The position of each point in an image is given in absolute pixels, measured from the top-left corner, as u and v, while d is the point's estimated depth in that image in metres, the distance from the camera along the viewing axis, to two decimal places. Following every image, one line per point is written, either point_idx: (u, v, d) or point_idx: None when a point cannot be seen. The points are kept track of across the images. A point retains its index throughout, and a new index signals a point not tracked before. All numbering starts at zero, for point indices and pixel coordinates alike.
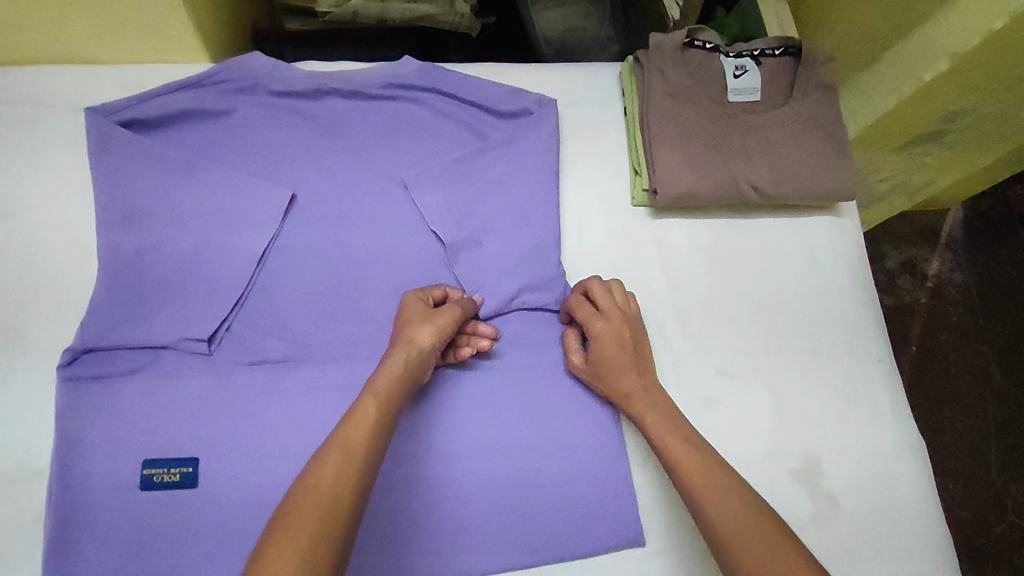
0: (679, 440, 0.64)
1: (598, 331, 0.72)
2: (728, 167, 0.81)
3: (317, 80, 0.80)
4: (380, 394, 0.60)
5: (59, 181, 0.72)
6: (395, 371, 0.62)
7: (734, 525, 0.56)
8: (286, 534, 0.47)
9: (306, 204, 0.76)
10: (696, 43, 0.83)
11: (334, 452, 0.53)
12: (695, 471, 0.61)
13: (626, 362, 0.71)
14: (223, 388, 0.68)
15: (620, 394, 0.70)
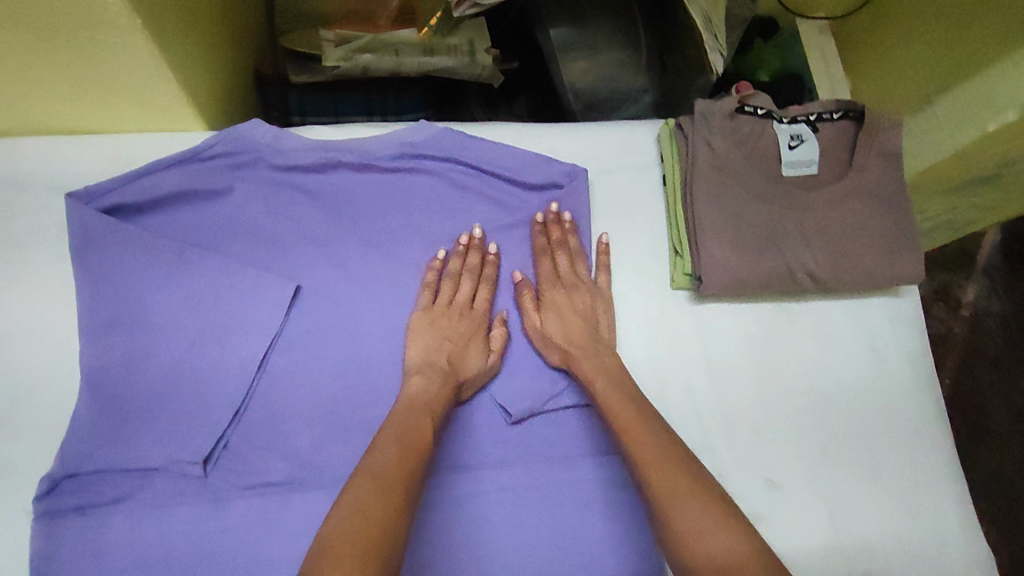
0: (629, 411, 0.63)
1: (556, 304, 0.72)
2: (781, 251, 0.73)
3: (323, 151, 0.71)
4: (430, 423, 0.61)
5: (39, 277, 0.65)
6: (445, 402, 0.64)
7: (664, 478, 0.56)
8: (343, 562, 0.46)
9: (312, 295, 0.69)
10: (747, 108, 0.75)
11: (386, 472, 0.54)
12: (635, 427, 0.61)
13: (578, 331, 0.70)
14: (217, 517, 0.61)
15: (566, 360, 0.69)
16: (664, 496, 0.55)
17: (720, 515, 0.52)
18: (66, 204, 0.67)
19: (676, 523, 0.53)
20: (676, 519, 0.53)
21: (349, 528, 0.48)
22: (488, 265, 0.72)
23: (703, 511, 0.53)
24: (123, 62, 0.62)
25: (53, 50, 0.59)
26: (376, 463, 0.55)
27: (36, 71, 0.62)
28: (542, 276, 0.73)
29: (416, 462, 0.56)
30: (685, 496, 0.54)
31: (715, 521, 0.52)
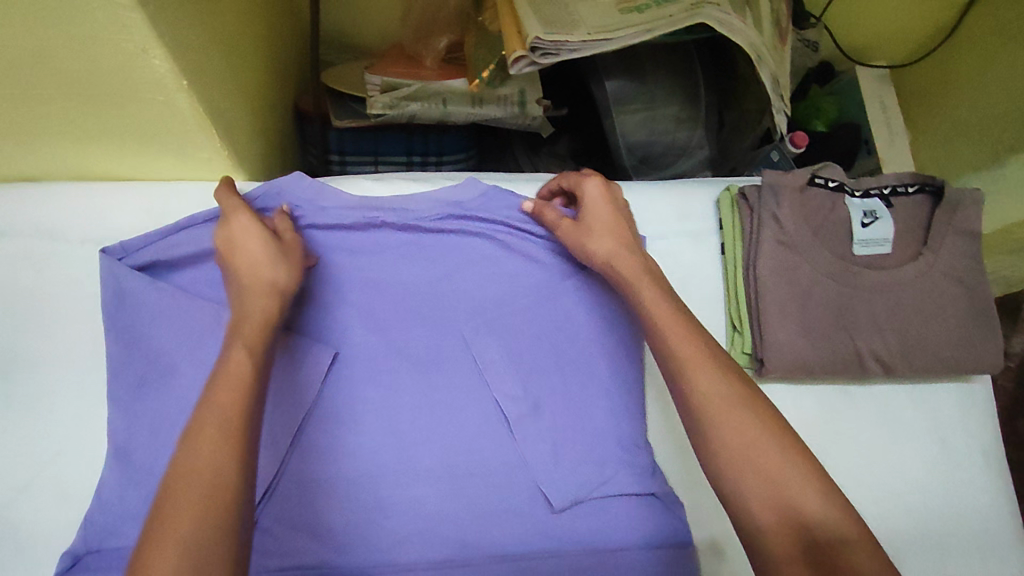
0: (672, 315, 0.57)
1: (587, 194, 0.65)
2: (851, 336, 0.69)
3: (366, 210, 0.68)
4: (240, 355, 0.51)
5: (68, 334, 0.62)
6: (262, 333, 0.53)
7: (720, 406, 0.50)
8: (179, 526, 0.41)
9: (349, 363, 0.66)
10: (819, 180, 0.70)
11: (212, 414, 0.46)
12: (682, 342, 0.54)
13: (613, 234, 0.64)
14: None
15: (607, 261, 0.63)
16: (725, 421, 0.49)
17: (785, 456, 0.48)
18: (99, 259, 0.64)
19: (728, 441, 0.49)
20: (737, 452, 0.48)
21: (183, 485, 0.43)
22: (225, 188, 0.62)
23: (766, 442, 0.48)
24: (164, 116, 0.59)
25: (92, 103, 0.56)
26: (205, 408, 0.46)
27: (72, 123, 0.59)
28: (571, 181, 0.68)
29: (241, 405, 0.47)
30: (745, 426, 0.49)
31: (781, 458, 0.47)
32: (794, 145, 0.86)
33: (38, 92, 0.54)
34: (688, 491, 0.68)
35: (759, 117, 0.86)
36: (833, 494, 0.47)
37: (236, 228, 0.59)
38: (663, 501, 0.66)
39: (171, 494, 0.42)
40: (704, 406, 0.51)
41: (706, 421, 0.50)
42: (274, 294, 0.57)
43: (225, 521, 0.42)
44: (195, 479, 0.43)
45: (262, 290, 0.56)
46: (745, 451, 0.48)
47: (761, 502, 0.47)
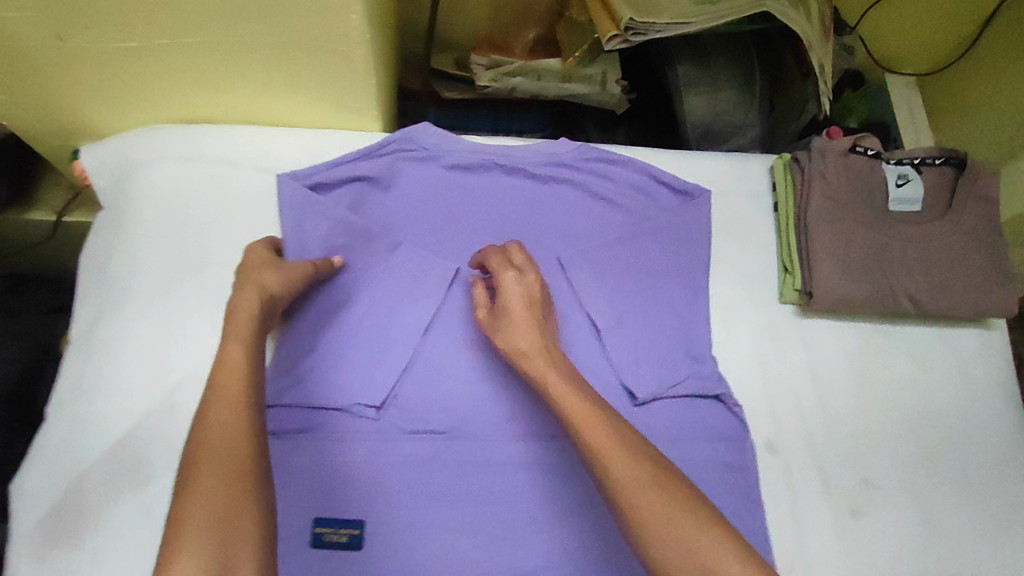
0: (577, 396, 0.59)
1: (506, 284, 0.69)
2: (887, 277, 0.81)
3: (481, 154, 0.82)
4: (240, 350, 0.60)
5: (243, 240, 0.76)
6: (252, 322, 0.64)
7: (625, 478, 0.52)
8: (197, 494, 0.49)
9: (468, 277, 0.79)
10: (859, 148, 0.84)
11: (218, 399, 0.56)
12: (582, 418, 0.57)
13: (529, 322, 0.66)
14: (392, 453, 0.70)
15: (514, 353, 0.65)
16: (622, 486, 0.52)
17: (676, 512, 0.51)
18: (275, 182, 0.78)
19: (631, 503, 0.51)
20: (633, 505, 0.52)
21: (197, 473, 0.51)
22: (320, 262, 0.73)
23: (658, 498, 0.51)
24: (338, 67, 0.73)
25: (287, 52, 0.70)
26: (205, 405, 0.55)
27: (266, 69, 0.73)
28: (493, 264, 0.71)
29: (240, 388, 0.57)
30: (635, 481, 0.52)
31: (690, 525, 0.50)
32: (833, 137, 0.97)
33: (251, 39, 0.68)
34: (751, 401, 0.79)
35: (804, 101, 0.99)
36: (732, 540, 0.50)
37: (264, 279, 0.68)
38: (726, 404, 0.77)
39: (192, 465, 0.51)
40: (614, 485, 0.53)
41: (617, 499, 0.52)
42: (264, 296, 0.66)
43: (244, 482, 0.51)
44: (207, 454, 0.52)
45: (247, 314, 0.63)
46: (648, 517, 0.50)
47: (673, 555, 0.49)
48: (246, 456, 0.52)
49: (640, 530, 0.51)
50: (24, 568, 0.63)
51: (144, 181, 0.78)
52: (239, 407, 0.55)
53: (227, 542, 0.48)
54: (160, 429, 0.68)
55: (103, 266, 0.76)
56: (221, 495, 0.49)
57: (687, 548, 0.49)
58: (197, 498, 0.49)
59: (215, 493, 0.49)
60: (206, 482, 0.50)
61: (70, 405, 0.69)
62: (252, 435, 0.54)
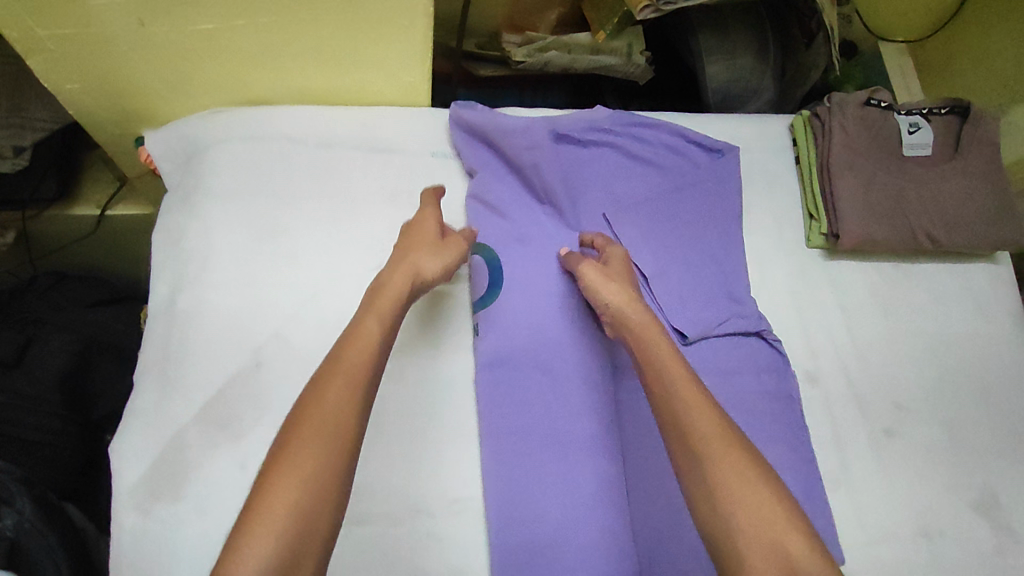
0: (716, 422, 0.58)
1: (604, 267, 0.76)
2: (906, 217, 0.88)
3: (527, 123, 0.87)
4: (375, 325, 0.62)
5: (311, 210, 0.81)
6: (399, 301, 0.66)
7: (689, 396, 0.59)
8: (292, 465, 0.51)
9: (522, 238, 0.83)
10: (874, 101, 0.90)
11: (337, 375, 0.57)
12: (665, 357, 0.64)
13: (623, 283, 0.74)
14: (526, 409, 0.74)
15: (618, 323, 0.71)
16: (684, 407, 0.59)
17: (729, 442, 0.56)
18: (351, 155, 0.84)
19: (752, 533, 0.51)
20: (691, 415, 0.58)
21: (296, 452, 0.52)
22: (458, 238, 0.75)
23: (711, 421, 0.58)
24: (396, 44, 0.79)
25: (353, 31, 0.76)
26: (325, 376, 0.57)
27: (330, 45, 0.78)
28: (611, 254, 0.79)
29: (365, 366, 0.58)
30: (693, 403, 0.59)
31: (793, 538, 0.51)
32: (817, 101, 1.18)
33: (321, 16, 0.73)
34: (788, 338, 0.86)
35: (813, 63, 1.04)
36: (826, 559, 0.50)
37: (422, 263, 0.69)
38: (766, 340, 0.83)
39: (298, 432, 0.53)
40: (679, 400, 0.60)
41: (755, 539, 0.51)
42: (412, 277, 0.68)
43: (335, 470, 0.52)
44: (313, 427, 0.53)
45: (395, 295, 0.65)
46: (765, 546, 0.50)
47: (721, 470, 0.54)
48: (347, 434, 0.54)
49: (694, 444, 0.56)
50: (133, 521, 0.66)
51: (210, 160, 0.82)
52: (353, 385, 0.56)
53: (301, 534, 0.49)
54: (248, 386, 0.71)
55: (176, 241, 0.79)
56: (317, 476, 0.51)
57: (721, 467, 0.54)
58: (294, 468, 0.51)
59: (309, 481, 0.51)
60: (307, 456, 0.52)
61: (159, 370, 0.73)
62: (354, 423, 0.55)
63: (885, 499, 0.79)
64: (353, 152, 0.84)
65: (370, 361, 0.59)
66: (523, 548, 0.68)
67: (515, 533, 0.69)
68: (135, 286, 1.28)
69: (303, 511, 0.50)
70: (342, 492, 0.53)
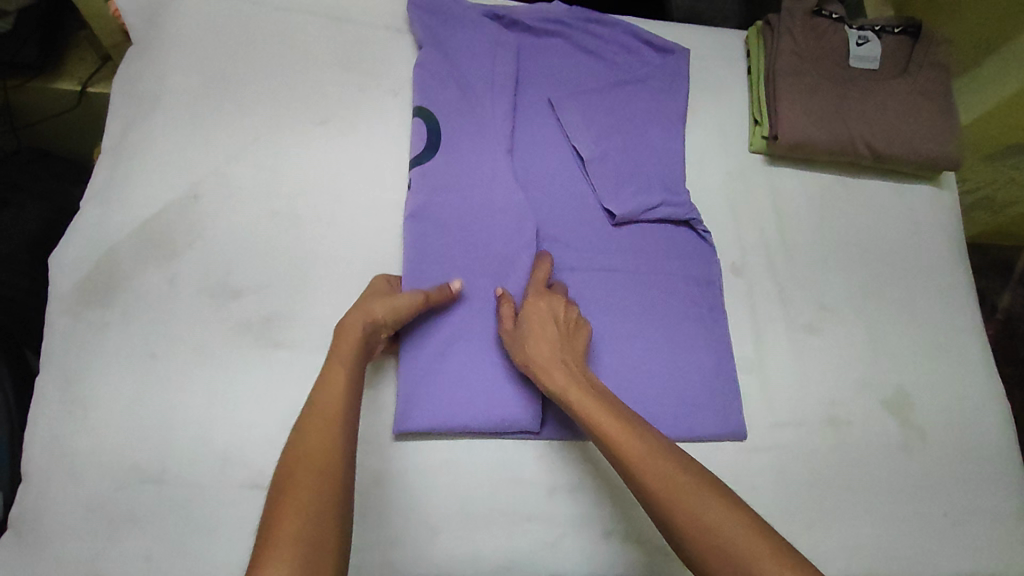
0: (653, 465, 0.55)
1: (531, 303, 0.72)
2: (847, 124, 0.89)
3: (484, 8, 0.90)
4: (340, 371, 0.61)
5: (262, 66, 0.83)
6: (355, 350, 0.63)
7: (654, 481, 0.54)
8: (292, 505, 0.49)
9: (461, 108, 0.83)
10: (824, 12, 0.92)
11: (314, 416, 0.56)
12: (611, 432, 0.59)
13: (544, 338, 0.69)
14: (470, 306, 0.74)
15: (534, 364, 0.68)
16: (655, 493, 0.54)
17: (703, 497, 0.52)
18: (309, 22, 0.87)
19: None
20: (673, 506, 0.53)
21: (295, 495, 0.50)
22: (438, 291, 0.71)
23: (688, 492, 0.53)
24: None
25: None
26: (303, 424, 0.56)
27: None
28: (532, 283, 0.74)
29: (343, 402, 0.58)
30: (667, 478, 0.54)
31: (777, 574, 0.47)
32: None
33: None
34: (720, 233, 0.87)
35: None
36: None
37: (375, 308, 0.67)
38: (695, 230, 0.85)
39: (288, 477, 0.51)
40: (643, 488, 0.55)
41: None
42: (371, 326, 0.66)
43: (331, 496, 0.51)
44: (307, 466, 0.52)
45: (352, 339, 0.64)
46: None
47: (700, 540, 0.51)
48: (341, 466, 0.53)
49: (671, 524, 0.52)
50: (61, 323, 0.68)
51: (172, 13, 0.85)
52: (332, 419, 0.56)
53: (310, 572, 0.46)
54: (182, 214, 0.74)
55: (133, 86, 0.82)
56: (314, 514, 0.49)
57: (721, 535, 0.50)
58: (293, 509, 0.49)
59: (309, 513, 0.49)
60: (300, 494, 0.50)
61: (99, 196, 0.76)
62: (341, 454, 0.54)
63: (799, 387, 0.80)
64: (311, 17, 0.87)
65: (345, 401, 0.58)
66: (433, 381, 0.71)
67: (427, 364, 0.71)
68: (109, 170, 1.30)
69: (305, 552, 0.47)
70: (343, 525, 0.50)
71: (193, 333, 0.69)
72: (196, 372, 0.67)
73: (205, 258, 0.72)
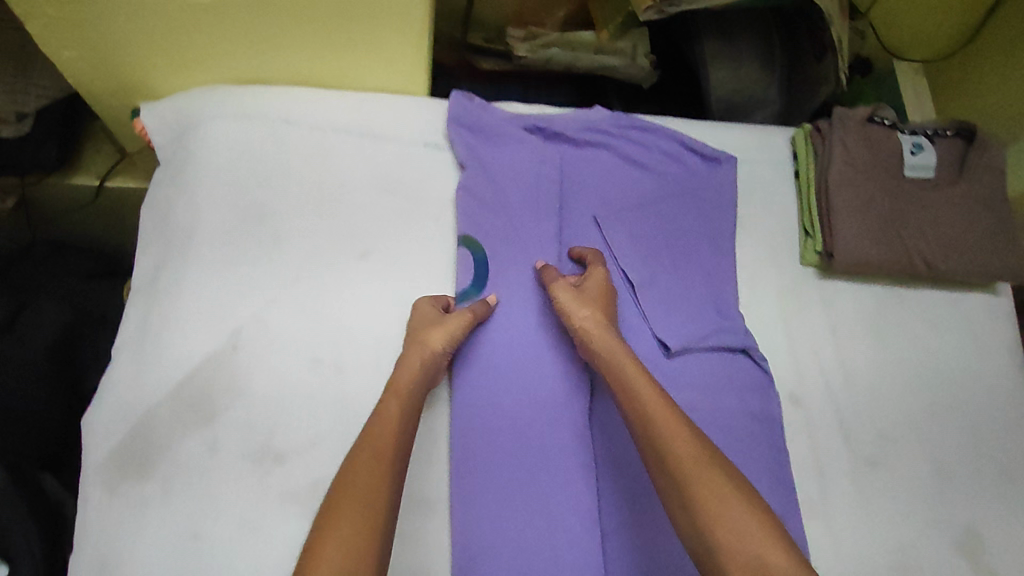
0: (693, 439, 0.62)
1: (590, 279, 0.78)
2: (902, 240, 0.86)
3: (524, 121, 0.87)
4: (394, 404, 0.67)
5: (298, 194, 0.80)
6: (416, 384, 0.69)
7: (684, 453, 0.61)
8: (338, 525, 0.56)
9: (507, 239, 0.82)
10: (877, 119, 0.89)
11: (366, 452, 0.62)
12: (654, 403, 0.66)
13: (596, 308, 0.75)
14: (526, 456, 0.72)
15: (587, 333, 0.73)
16: (683, 460, 0.61)
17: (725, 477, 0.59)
18: (344, 142, 0.83)
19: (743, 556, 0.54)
20: (691, 479, 0.59)
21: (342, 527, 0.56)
22: (478, 305, 0.75)
23: (706, 472, 0.59)
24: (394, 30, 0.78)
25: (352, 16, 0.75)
26: (363, 449, 0.63)
27: (326, 27, 0.77)
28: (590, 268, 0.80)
29: (395, 438, 0.64)
30: (688, 455, 0.61)
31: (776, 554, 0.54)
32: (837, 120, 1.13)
33: None
34: (775, 357, 0.84)
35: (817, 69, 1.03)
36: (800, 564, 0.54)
37: (431, 338, 0.71)
38: (753, 357, 0.82)
39: (333, 509, 0.58)
40: (675, 457, 0.61)
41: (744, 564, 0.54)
42: (432, 360, 0.70)
43: (373, 535, 0.57)
44: (353, 501, 0.58)
45: (412, 372, 0.69)
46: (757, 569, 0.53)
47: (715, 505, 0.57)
48: (383, 505, 0.59)
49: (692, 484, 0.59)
50: (106, 499, 0.65)
51: (202, 136, 0.81)
52: (381, 459, 0.62)
53: None
54: (221, 369, 0.71)
55: (163, 218, 0.79)
56: (355, 548, 0.55)
57: (725, 526, 0.56)
58: (335, 540, 0.55)
59: (349, 550, 0.55)
60: (344, 522, 0.56)
61: (137, 347, 0.73)
62: (385, 492, 0.60)
63: (864, 529, 0.78)
64: (347, 137, 0.83)
65: (395, 435, 0.64)
66: (493, 552, 0.68)
67: (477, 448, 0.72)
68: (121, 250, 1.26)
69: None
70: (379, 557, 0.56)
71: (243, 506, 0.66)
72: (248, 549, 0.64)
73: (252, 417, 0.69)
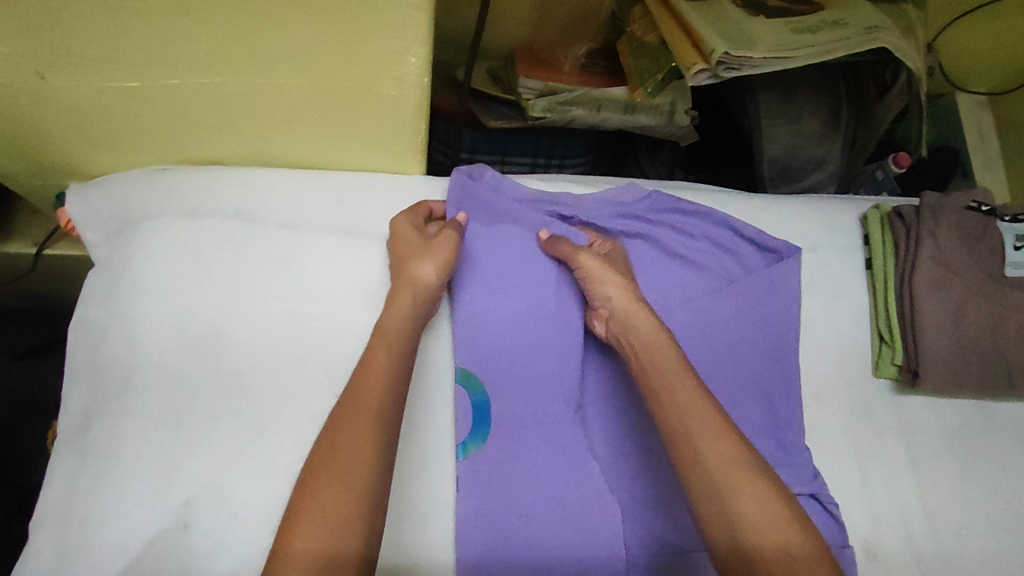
0: (722, 424, 0.53)
1: (613, 257, 0.70)
2: (1002, 354, 0.72)
3: (543, 203, 0.71)
4: (385, 351, 0.56)
5: (263, 311, 0.64)
6: (409, 333, 0.58)
7: (716, 453, 0.51)
8: (319, 499, 0.46)
9: (521, 365, 0.66)
10: (972, 204, 0.75)
11: (352, 402, 0.51)
12: (679, 384, 0.55)
13: (626, 282, 0.65)
14: None
15: (624, 312, 0.62)
16: (705, 452, 0.51)
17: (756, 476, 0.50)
18: (324, 243, 0.67)
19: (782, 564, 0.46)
20: (726, 486, 0.49)
21: (326, 486, 0.47)
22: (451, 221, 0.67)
23: (738, 473, 0.50)
24: (379, 110, 0.62)
25: (323, 95, 0.58)
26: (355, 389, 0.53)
27: (297, 112, 0.61)
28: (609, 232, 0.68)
29: (387, 386, 0.53)
30: (706, 430, 0.52)
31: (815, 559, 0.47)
32: (897, 165, 0.94)
33: (279, 80, 0.56)
34: (847, 497, 0.70)
35: (883, 116, 0.85)
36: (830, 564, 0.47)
37: (420, 273, 0.62)
38: (822, 502, 0.67)
39: (319, 469, 0.48)
40: (700, 454, 0.51)
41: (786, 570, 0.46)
42: (420, 294, 0.61)
43: (365, 499, 0.47)
44: (341, 466, 0.48)
45: (403, 319, 0.59)
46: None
47: (745, 504, 0.49)
48: (375, 469, 0.49)
49: (725, 486, 0.50)
50: None
51: (141, 238, 0.65)
52: (373, 410, 0.51)
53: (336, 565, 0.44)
54: (167, 556, 0.56)
55: (96, 346, 0.63)
56: (345, 514, 0.46)
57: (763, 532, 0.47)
58: (319, 509, 0.46)
59: (338, 508, 0.46)
60: (328, 489, 0.47)
61: (59, 520, 0.57)
62: (380, 451, 0.50)
63: None
64: (325, 236, 0.67)
65: (393, 381, 0.54)
66: None
67: (483, 529, 0.59)
68: (63, 307, 1.04)
69: (335, 547, 0.45)
70: (374, 513, 0.48)
71: None
72: None
73: None
